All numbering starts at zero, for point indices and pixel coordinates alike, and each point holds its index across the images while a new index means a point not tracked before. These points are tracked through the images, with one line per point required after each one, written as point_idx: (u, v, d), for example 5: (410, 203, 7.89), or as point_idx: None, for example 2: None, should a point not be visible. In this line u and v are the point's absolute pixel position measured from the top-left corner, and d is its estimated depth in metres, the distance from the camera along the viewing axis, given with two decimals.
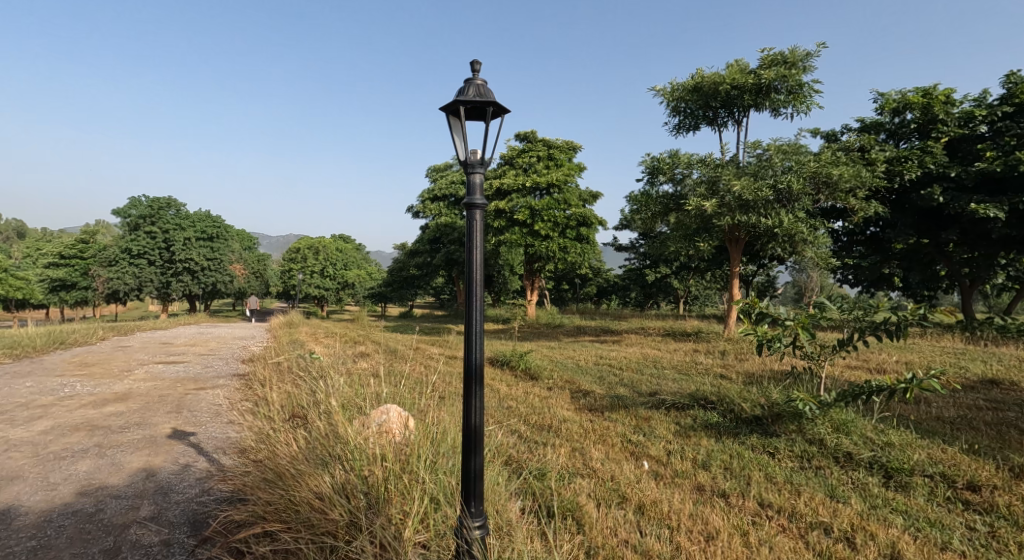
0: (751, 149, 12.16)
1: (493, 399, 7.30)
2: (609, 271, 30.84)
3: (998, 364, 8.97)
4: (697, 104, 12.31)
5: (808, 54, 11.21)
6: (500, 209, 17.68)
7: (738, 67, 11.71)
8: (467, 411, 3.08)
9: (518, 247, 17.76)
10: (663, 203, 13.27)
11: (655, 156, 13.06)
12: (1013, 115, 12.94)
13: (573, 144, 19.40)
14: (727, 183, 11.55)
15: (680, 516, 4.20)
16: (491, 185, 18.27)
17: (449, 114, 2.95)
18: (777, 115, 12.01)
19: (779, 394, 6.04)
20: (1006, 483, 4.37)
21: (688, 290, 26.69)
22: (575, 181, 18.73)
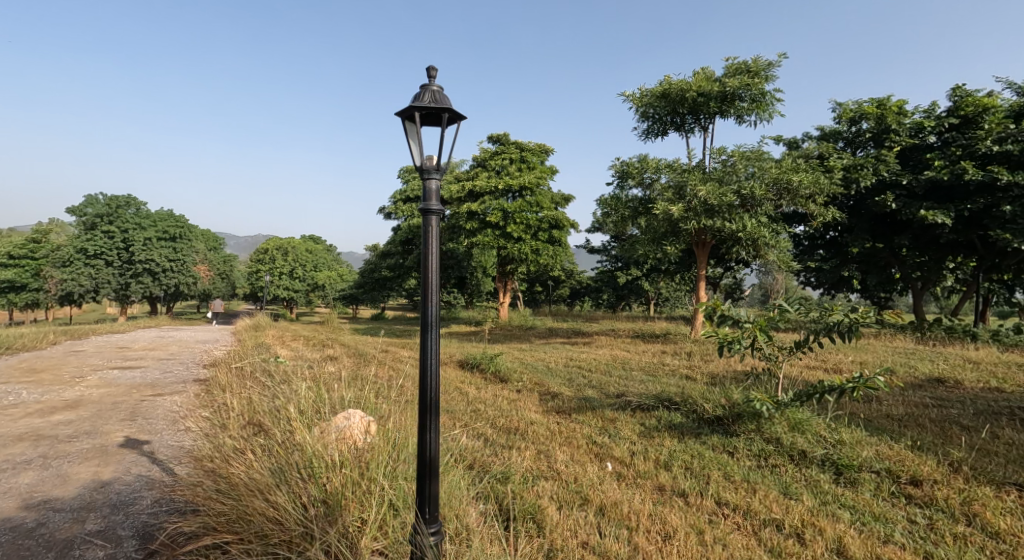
0: (716, 155, 12.47)
1: (461, 402, 7.29)
2: (581, 274, 31.12)
3: (946, 363, 9.39)
4: (665, 110, 12.54)
5: (770, 63, 11.58)
6: (473, 210, 17.59)
7: (704, 75, 12.01)
8: (422, 430, 3.09)
9: (491, 249, 17.81)
10: (632, 206, 13.46)
11: (624, 161, 13.27)
12: (959, 126, 13.61)
13: (545, 147, 19.53)
14: (693, 188, 11.80)
15: (640, 517, 4.28)
16: (462, 187, 18.22)
17: (404, 119, 2.96)
18: (741, 123, 12.34)
19: (739, 395, 6.20)
20: (946, 478, 4.59)
21: (657, 292, 27.11)
22: (547, 184, 18.83)
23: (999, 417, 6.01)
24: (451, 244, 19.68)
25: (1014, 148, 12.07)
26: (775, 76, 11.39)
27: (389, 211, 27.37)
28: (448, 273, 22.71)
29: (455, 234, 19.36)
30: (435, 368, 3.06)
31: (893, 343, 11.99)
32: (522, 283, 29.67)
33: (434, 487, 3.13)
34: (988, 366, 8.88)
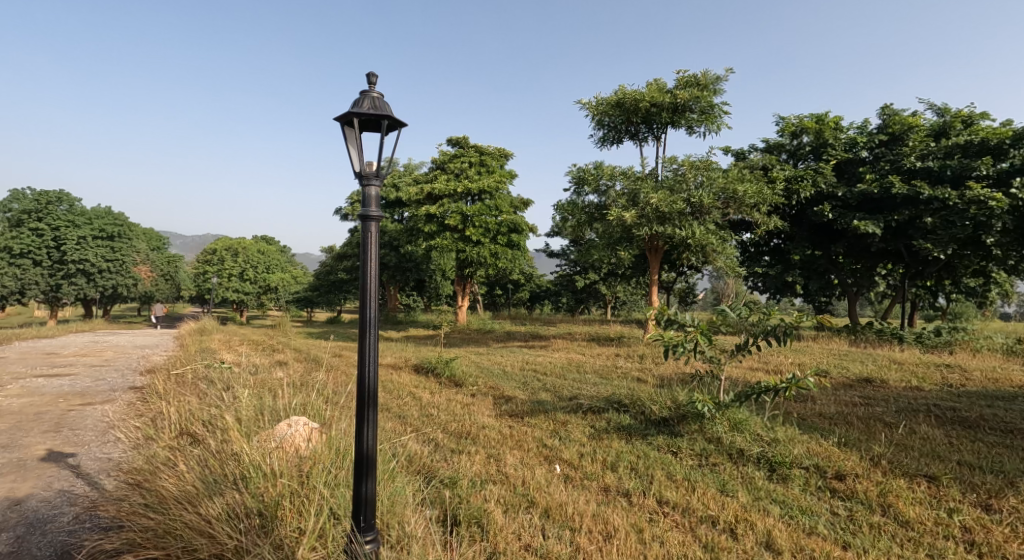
0: (668, 164, 12.85)
1: (414, 407, 7.23)
2: (540, 277, 31.44)
3: (874, 364, 9.98)
4: (620, 119, 12.84)
5: (718, 77, 12.08)
6: (432, 213, 17.46)
7: (657, 87, 12.37)
8: (359, 435, 3.09)
9: (450, 252, 17.72)
10: (588, 212, 13.69)
11: (581, 167, 13.54)
12: (888, 143, 14.53)
13: (505, 151, 19.59)
14: (645, 196, 12.11)
15: (583, 517, 4.37)
16: (421, 189, 18.01)
17: (343, 125, 2.95)
18: (691, 133, 12.79)
19: (684, 396, 6.41)
20: (866, 472, 4.88)
21: (614, 296, 27.62)
22: (507, 189, 18.90)
23: (919, 414, 6.44)
24: (410, 247, 19.51)
25: (935, 164, 12.97)
26: (723, 89, 11.91)
27: (345, 212, 26.82)
28: (406, 275, 22.43)
29: (413, 238, 19.17)
30: (374, 371, 3.05)
31: (829, 345, 12.62)
32: (480, 286, 29.63)
33: (371, 492, 3.12)
34: (910, 367, 9.48)
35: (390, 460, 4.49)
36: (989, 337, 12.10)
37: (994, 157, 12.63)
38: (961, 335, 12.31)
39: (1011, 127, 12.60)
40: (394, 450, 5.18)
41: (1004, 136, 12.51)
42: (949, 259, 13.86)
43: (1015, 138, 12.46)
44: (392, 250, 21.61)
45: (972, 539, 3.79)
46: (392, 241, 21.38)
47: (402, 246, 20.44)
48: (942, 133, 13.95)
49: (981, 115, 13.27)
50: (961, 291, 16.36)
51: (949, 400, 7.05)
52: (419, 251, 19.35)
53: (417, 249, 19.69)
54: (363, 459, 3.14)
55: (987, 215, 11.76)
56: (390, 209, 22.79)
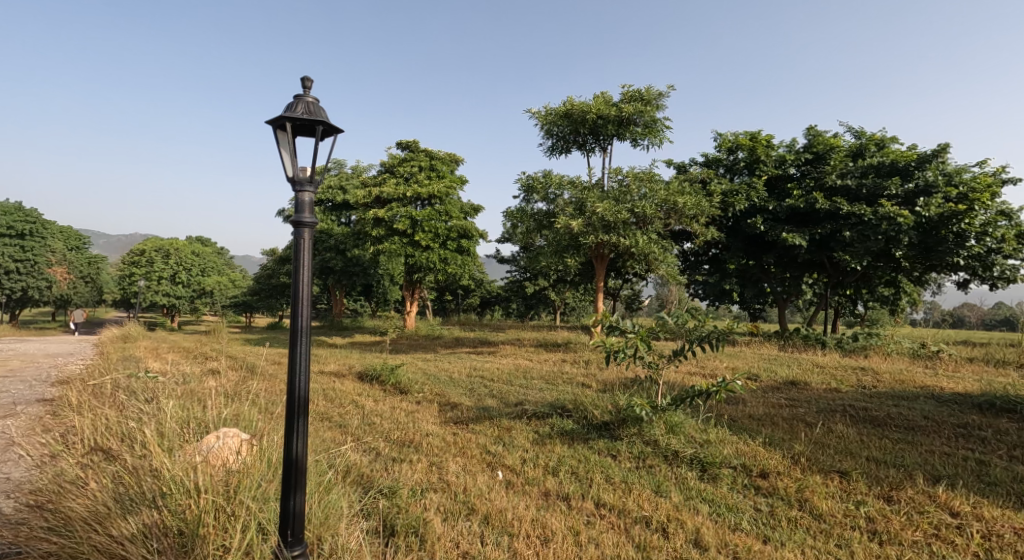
0: (613, 175, 13.21)
1: (355, 416, 7.09)
2: (491, 283, 31.10)
3: (800, 368, 10.60)
4: (568, 129, 13.08)
5: (661, 93, 12.56)
6: (380, 217, 17.07)
7: (603, 99, 12.70)
8: (287, 446, 3.01)
9: (398, 257, 17.44)
10: (537, 219, 13.84)
11: (530, 175, 13.71)
12: (813, 161, 15.45)
13: (455, 157, 19.56)
14: (591, 205, 12.40)
15: (522, 522, 4.42)
16: (369, 193, 17.60)
17: (275, 128, 2.90)
18: (635, 146, 13.24)
19: (624, 401, 6.59)
20: (787, 469, 5.18)
21: (563, 302, 27.99)
22: (457, 194, 18.81)
23: (836, 413, 6.92)
24: (357, 251, 19.13)
25: (853, 183, 13.97)
26: (665, 105, 12.39)
27: (287, 216, 25.95)
28: (354, 281, 21.76)
29: (360, 242, 18.84)
30: (305, 382, 2.99)
31: (760, 350, 13.29)
32: (430, 291, 29.26)
33: (299, 504, 3.05)
34: (831, 370, 10.14)
35: (327, 471, 4.40)
36: (899, 341, 13.08)
37: (902, 178, 13.77)
38: (875, 340, 13.24)
39: (916, 150, 13.78)
40: (331, 461, 5.07)
41: (910, 158, 13.76)
42: (865, 269, 14.93)
43: (920, 161, 13.65)
44: (339, 253, 20.97)
45: (875, 528, 4.08)
46: (339, 245, 20.72)
47: (347, 250, 19.98)
48: (859, 154, 15.03)
49: (892, 139, 14.43)
50: (876, 300, 17.64)
51: (863, 400, 7.59)
52: (365, 256, 18.99)
53: (365, 253, 19.32)
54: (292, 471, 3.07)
55: (896, 230, 12.80)
56: (336, 212, 22.25)
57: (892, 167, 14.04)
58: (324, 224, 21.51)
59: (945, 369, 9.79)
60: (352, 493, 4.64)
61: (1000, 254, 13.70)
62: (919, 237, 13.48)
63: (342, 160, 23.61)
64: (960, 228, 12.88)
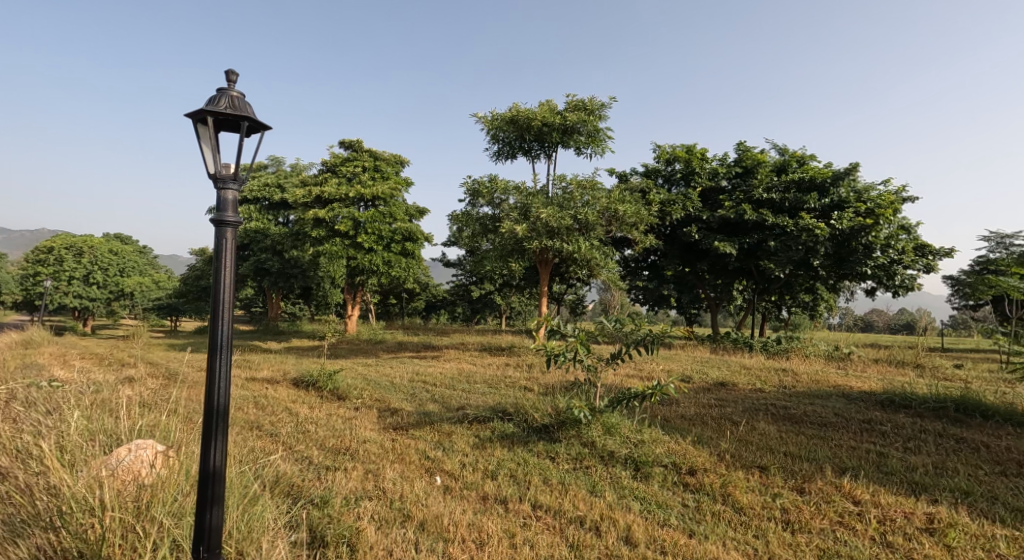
0: (557, 182, 13.39)
1: (289, 423, 6.85)
2: (436, 286, 30.70)
3: (729, 369, 11.14)
4: (514, 135, 13.17)
5: (604, 104, 12.91)
6: (320, 217, 16.51)
7: (549, 107, 12.87)
8: (205, 456, 2.89)
9: (340, 259, 16.98)
10: (482, 223, 13.84)
11: (476, 180, 13.69)
12: (742, 175, 16.23)
13: (400, 158, 19.31)
14: (536, 211, 12.52)
15: (458, 527, 4.40)
16: (309, 192, 16.99)
17: (195, 122, 2.79)
18: (579, 154, 13.50)
19: (563, 403, 6.68)
20: (714, 466, 5.41)
21: (508, 306, 28.08)
22: (402, 196, 18.52)
23: (759, 412, 7.27)
24: (295, 252, 18.49)
25: (778, 196, 14.80)
26: (607, 116, 12.73)
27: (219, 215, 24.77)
28: (290, 284, 20.95)
29: (298, 243, 18.07)
30: (225, 390, 2.89)
31: (694, 353, 13.80)
32: (372, 295, 28.65)
33: (217, 517, 2.93)
34: (756, 371, 10.72)
35: (253, 482, 4.22)
36: (816, 344, 13.97)
37: (820, 193, 14.71)
38: (796, 343, 14.05)
39: (832, 167, 14.74)
40: (259, 471, 4.86)
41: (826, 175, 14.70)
42: (788, 277, 15.85)
43: (835, 178, 14.67)
44: (276, 254, 20.18)
45: (788, 518, 4.33)
46: (275, 245, 19.89)
47: (284, 251, 19.26)
48: (782, 170, 15.94)
49: (812, 156, 15.39)
50: (798, 306, 18.72)
51: (784, 399, 8.05)
52: (305, 257, 18.39)
53: (304, 254, 18.66)
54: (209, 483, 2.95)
55: (813, 241, 13.74)
56: (273, 211, 21.41)
57: (812, 182, 14.93)
58: (260, 223, 20.63)
59: (857, 369, 10.55)
60: (280, 503, 4.47)
61: (900, 265, 14.93)
62: (834, 248, 14.50)
63: (281, 158, 22.78)
64: (868, 240, 14.03)
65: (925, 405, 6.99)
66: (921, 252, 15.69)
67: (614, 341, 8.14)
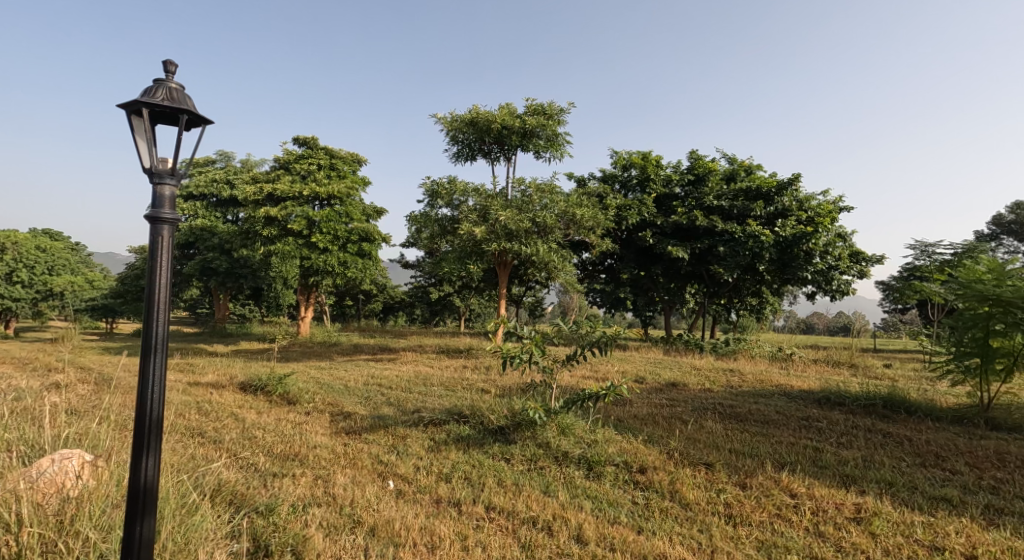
0: (517, 185, 13.44)
1: (235, 429, 6.61)
2: (395, 288, 30.29)
3: (681, 370, 11.45)
4: (473, 137, 13.15)
5: (563, 109, 13.05)
6: (272, 215, 15.84)
7: (508, 110, 12.92)
8: (136, 468, 2.76)
9: (293, 259, 16.44)
10: (441, 224, 13.76)
11: (435, 181, 13.60)
12: (694, 183, 16.64)
13: (357, 157, 19.00)
14: (494, 213, 12.53)
15: (410, 531, 4.35)
16: (261, 189, 16.38)
17: (129, 113, 2.69)
18: (538, 158, 13.59)
19: (519, 405, 6.70)
20: (663, 463, 5.54)
21: (467, 308, 28.01)
22: (358, 195, 18.20)
23: (708, 411, 7.48)
24: (245, 251, 17.90)
25: (727, 203, 15.36)
26: (566, 121, 12.86)
27: None
28: (240, 285, 20.26)
29: (248, 242, 17.46)
30: (158, 396, 2.78)
31: (647, 354, 14.10)
32: (327, 296, 28.01)
33: (148, 530, 2.80)
34: (706, 371, 11.06)
35: (192, 492, 4.06)
36: (762, 345, 14.52)
37: (765, 202, 15.32)
38: (744, 345, 14.56)
39: (776, 177, 15.38)
40: (198, 480, 4.67)
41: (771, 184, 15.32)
42: (736, 281, 16.41)
43: (779, 188, 15.32)
44: (224, 253, 19.45)
45: (730, 512, 4.48)
46: (223, 244, 19.16)
47: (234, 250, 18.62)
48: (731, 179, 16.48)
49: (759, 166, 16.00)
50: (747, 309, 19.36)
51: (731, 398, 8.33)
52: (257, 257, 17.82)
53: (255, 254, 18.06)
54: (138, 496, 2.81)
55: (759, 247, 14.45)
56: (222, 208, 20.66)
57: (758, 191, 15.55)
58: (207, 221, 19.79)
59: (797, 369, 11.05)
60: (221, 513, 4.31)
61: (837, 270, 15.73)
62: (778, 254, 15.11)
63: (230, 153, 22.02)
64: (808, 248, 14.69)
65: (857, 402, 7.35)
66: (856, 258, 16.56)
67: (569, 343, 8.23)
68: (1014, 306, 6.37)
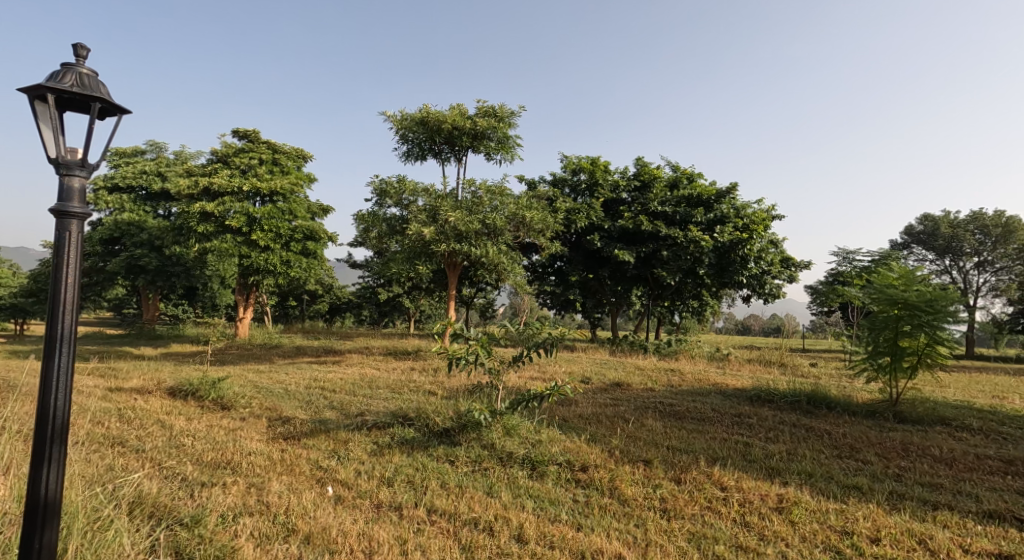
0: (467, 186, 13.38)
1: (161, 437, 6.27)
2: (341, 289, 29.58)
3: (626, 370, 11.72)
4: (423, 136, 13.02)
5: (513, 112, 13.11)
6: (208, 211, 15.05)
7: (459, 111, 12.85)
8: (35, 481, 2.57)
9: (231, 257, 15.77)
10: (389, 224, 13.55)
11: (384, 180, 13.36)
12: (639, 189, 17.06)
13: (302, 152, 18.48)
14: (444, 214, 12.43)
15: (347, 538, 4.25)
16: (196, 182, 15.45)
17: (31, 98, 2.53)
18: (488, 160, 13.57)
19: (464, 407, 6.65)
20: (604, 461, 5.64)
21: (417, 309, 27.68)
22: (303, 192, 17.70)
23: (649, 410, 7.68)
24: (178, 248, 17.03)
25: (670, 209, 15.80)
26: (516, 123, 12.91)
27: None
28: (172, 284, 19.27)
29: (181, 238, 16.60)
30: (62, 399, 2.63)
31: (594, 355, 14.37)
32: (268, 296, 26.99)
33: (51, 544, 2.63)
34: (649, 371, 11.37)
35: (106, 505, 3.83)
36: (701, 346, 15.07)
37: (705, 209, 15.91)
38: (685, 345, 15.06)
39: (716, 186, 16.03)
40: (115, 493, 4.39)
41: (711, 192, 15.96)
42: (679, 284, 16.94)
43: (718, 196, 15.96)
44: (153, 250, 18.44)
45: (665, 506, 4.61)
46: (153, 240, 18.17)
47: (166, 247, 17.70)
48: (674, 186, 16.96)
49: (700, 174, 16.59)
50: (689, 311, 20.01)
51: (671, 397, 8.60)
52: (192, 254, 17.00)
53: (189, 251, 17.20)
54: (38, 508, 2.62)
55: (699, 252, 14.99)
56: (152, 202, 19.59)
57: (699, 199, 16.16)
58: (135, 215, 18.74)
59: (733, 368, 11.52)
60: (139, 526, 4.06)
61: (769, 274, 16.65)
62: (717, 259, 15.74)
63: (163, 144, 20.95)
64: (744, 253, 15.37)
65: (784, 399, 7.74)
66: (787, 264, 17.47)
67: (515, 344, 8.27)
68: (919, 310, 6.98)
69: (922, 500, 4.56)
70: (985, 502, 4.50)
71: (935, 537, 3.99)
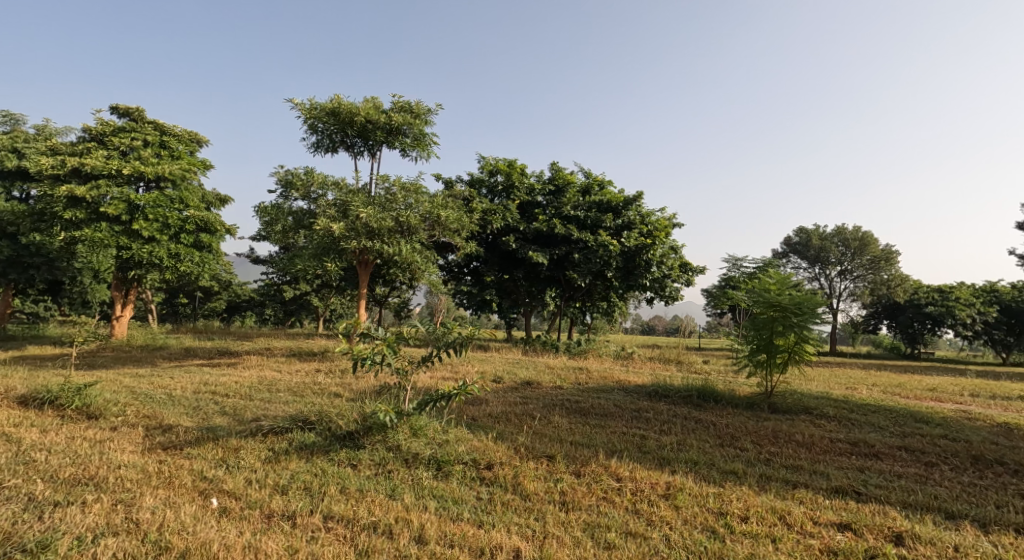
0: (380, 182, 13.03)
1: (7, 454, 5.52)
2: (242, 286, 27.79)
3: (536, 369, 11.90)
4: (334, 128, 12.46)
5: (430, 109, 12.94)
6: (78, 195, 13.49)
7: (373, 104, 12.49)
8: None
9: (106, 249, 14.14)
10: (294, 218, 12.90)
11: (290, 171, 12.69)
12: (554, 194, 17.36)
13: (196, 136, 17.21)
14: (355, 209, 12.00)
15: (230, 552, 3.97)
16: (63, 161, 13.84)
17: None
18: (404, 156, 13.32)
19: (369, 409, 6.42)
20: (509, 458, 5.68)
21: (326, 309, 26.57)
22: (196, 179, 16.41)
23: (555, 407, 7.83)
24: (40, 237, 15.17)
25: (582, 213, 16.26)
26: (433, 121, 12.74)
27: None
28: (34, 277, 17.15)
29: (42, 224, 14.81)
30: None
31: (505, 355, 14.49)
32: (154, 293, 24.74)
33: None
34: (558, 370, 11.60)
35: None
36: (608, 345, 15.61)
37: (614, 215, 16.55)
38: (593, 345, 15.53)
39: (624, 193, 16.71)
40: None
41: (620, 200, 16.64)
42: (589, 286, 17.46)
43: (626, 202, 16.65)
44: (6, 238, 16.28)
45: (563, 499, 4.72)
46: (7, 227, 16.05)
47: (25, 235, 15.72)
48: (587, 191, 17.47)
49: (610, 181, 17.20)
50: (599, 312, 20.66)
51: (579, 394, 8.82)
52: (59, 245, 15.22)
53: (54, 241, 15.38)
54: None
55: (607, 256, 15.56)
56: (8, 182, 17.33)
57: (608, 205, 16.77)
58: None
59: (637, 367, 12.00)
60: None
61: (669, 278, 17.62)
62: (624, 263, 16.41)
63: (21, 116, 18.64)
64: (648, 258, 16.14)
65: (678, 394, 8.18)
66: (685, 268, 18.56)
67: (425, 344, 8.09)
68: (792, 312, 7.63)
69: (785, 481, 4.98)
70: (834, 479, 5.00)
71: (793, 513, 4.37)
